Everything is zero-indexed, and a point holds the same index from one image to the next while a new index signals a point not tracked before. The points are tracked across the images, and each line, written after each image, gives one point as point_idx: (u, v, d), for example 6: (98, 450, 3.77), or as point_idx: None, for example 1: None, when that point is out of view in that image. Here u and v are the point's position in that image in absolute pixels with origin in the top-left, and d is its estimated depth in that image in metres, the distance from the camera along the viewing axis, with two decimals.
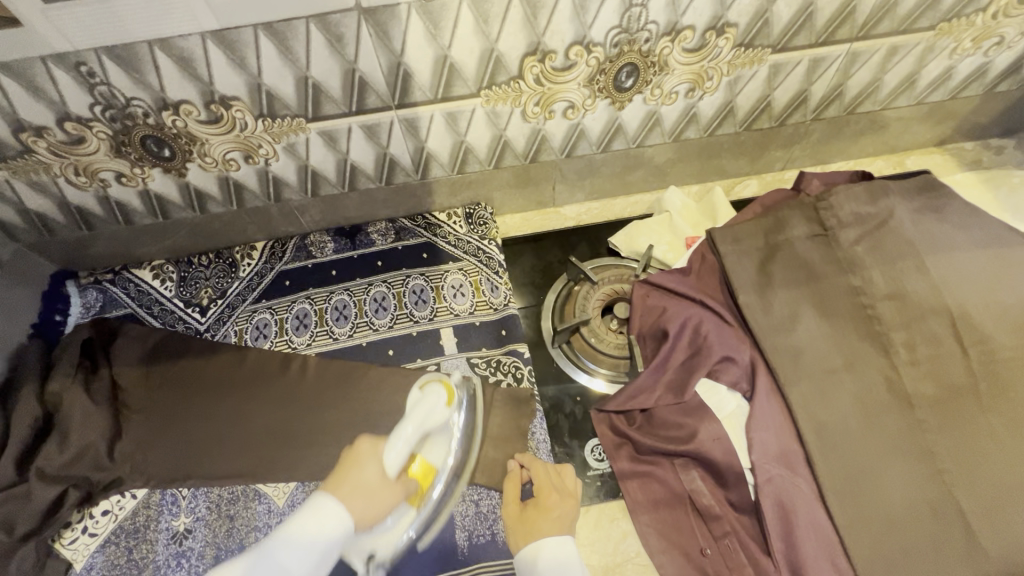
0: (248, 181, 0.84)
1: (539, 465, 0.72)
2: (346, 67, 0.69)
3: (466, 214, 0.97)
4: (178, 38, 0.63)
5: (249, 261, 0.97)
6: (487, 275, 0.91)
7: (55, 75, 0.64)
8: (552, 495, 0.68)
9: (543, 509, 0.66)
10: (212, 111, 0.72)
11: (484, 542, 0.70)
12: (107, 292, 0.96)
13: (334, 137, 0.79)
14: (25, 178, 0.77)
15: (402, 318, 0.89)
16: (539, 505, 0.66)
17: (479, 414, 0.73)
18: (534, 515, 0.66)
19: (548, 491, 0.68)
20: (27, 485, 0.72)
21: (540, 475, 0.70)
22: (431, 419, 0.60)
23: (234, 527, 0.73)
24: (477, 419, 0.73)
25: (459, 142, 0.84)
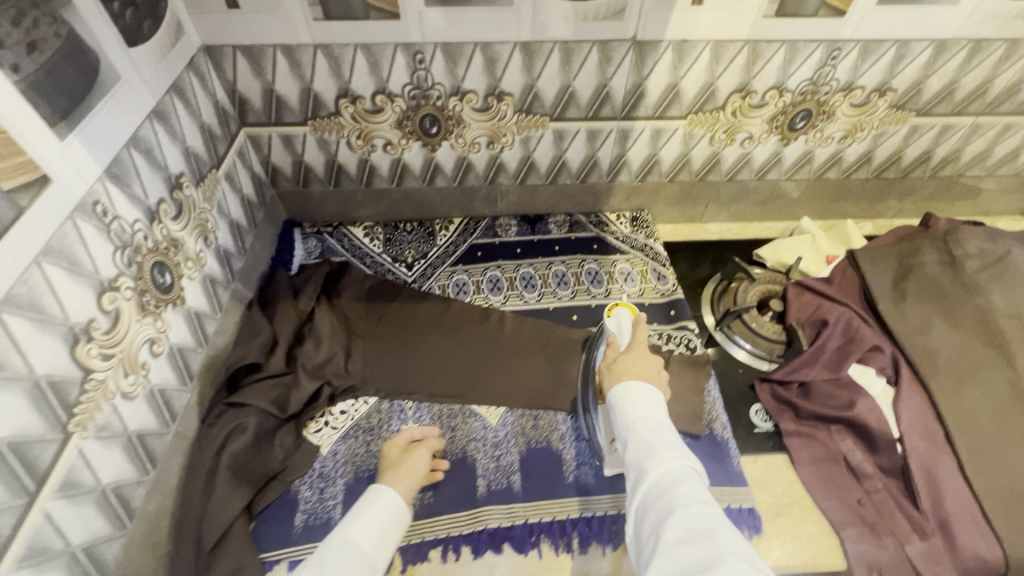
0: (479, 163, 1.04)
1: (642, 343, 0.78)
2: (601, 82, 0.90)
3: (632, 218, 1.16)
4: (497, 43, 0.84)
5: (445, 232, 1.14)
6: (653, 267, 1.08)
7: (396, 57, 0.85)
8: (644, 360, 0.74)
9: (636, 369, 0.73)
10: (487, 101, 0.92)
11: None
12: (325, 241, 1.11)
13: (562, 136, 0.99)
14: (318, 135, 0.96)
15: (582, 292, 1.05)
16: (637, 363, 0.73)
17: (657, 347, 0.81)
18: (630, 370, 0.72)
19: (644, 359, 0.75)
20: (293, 376, 0.86)
21: (637, 346, 0.77)
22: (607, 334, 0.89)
23: (456, 436, 0.86)
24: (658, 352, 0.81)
25: (653, 155, 1.04)
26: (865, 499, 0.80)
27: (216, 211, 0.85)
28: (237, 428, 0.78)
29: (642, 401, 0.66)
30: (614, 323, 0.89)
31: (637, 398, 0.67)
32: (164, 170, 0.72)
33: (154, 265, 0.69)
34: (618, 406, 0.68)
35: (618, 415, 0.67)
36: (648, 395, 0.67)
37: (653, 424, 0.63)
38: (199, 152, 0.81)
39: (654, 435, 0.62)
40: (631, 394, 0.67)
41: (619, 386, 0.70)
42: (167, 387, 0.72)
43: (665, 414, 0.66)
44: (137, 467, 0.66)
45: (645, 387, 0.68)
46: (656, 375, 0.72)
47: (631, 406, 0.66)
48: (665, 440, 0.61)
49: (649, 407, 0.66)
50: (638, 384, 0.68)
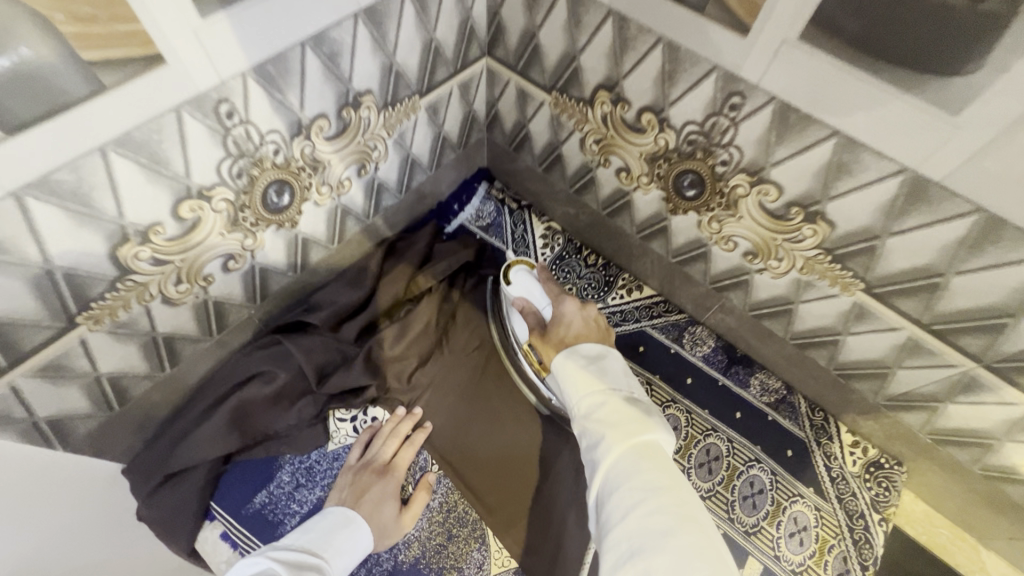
0: (717, 262, 0.70)
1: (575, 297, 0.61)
2: (1004, 306, 0.48)
3: (873, 460, 0.73)
4: (873, 153, 0.47)
5: (624, 295, 0.86)
6: (844, 552, 0.68)
7: (702, 83, 0.54)
8: (585, 323, 0.57)
9: (577, 333, 0.56)
10: (787, 210, 0.57)
11: None
12: (500, 215, 0.91)
13: (863, 317, 0.60)
14: (555, 112, 0.72)
15: (719, 500, 0.71)
16: (570, 329, 0.57)
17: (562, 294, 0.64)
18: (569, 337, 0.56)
19: (584, 322, 0.57)
20: (355, 352, 0.74)
21: (567, 314, 0.59)
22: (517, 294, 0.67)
23: (444, 549, 0.67)
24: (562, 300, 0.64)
25: (989, 433, 0.59)
26: None
27: (392, 140, 0.70)
28: (266, 375, 0.69)
29: (592, 372, 0.49)
30: (518, 288, 0.67)
31: (581, 359, 0.51)
32: (344, 83, 0.56)
33: (272, 182, 0.57)
34: (563, 376, 0.50)
35: (564, 385, 0.50)
36: (593, 360, 0.51)
37: (606, 396, 0.47)
38: (407, 72, 0.63)
39: (621, 431, 0.44)
40: (576, 359, 0.51)
41: (564, 353, 0.52)
42: (228, 301, 0.64)
43: (616, 374, 0.50)
44: (150, 363, 0.61)
45: (588, 348, 0.52)
46: (600, 329, 0.57)
47: (583, 382, 0.49)
48: (632, 440, 0.44)
49: (601, 380, 0.49)
50: (588, 345, 0.53)
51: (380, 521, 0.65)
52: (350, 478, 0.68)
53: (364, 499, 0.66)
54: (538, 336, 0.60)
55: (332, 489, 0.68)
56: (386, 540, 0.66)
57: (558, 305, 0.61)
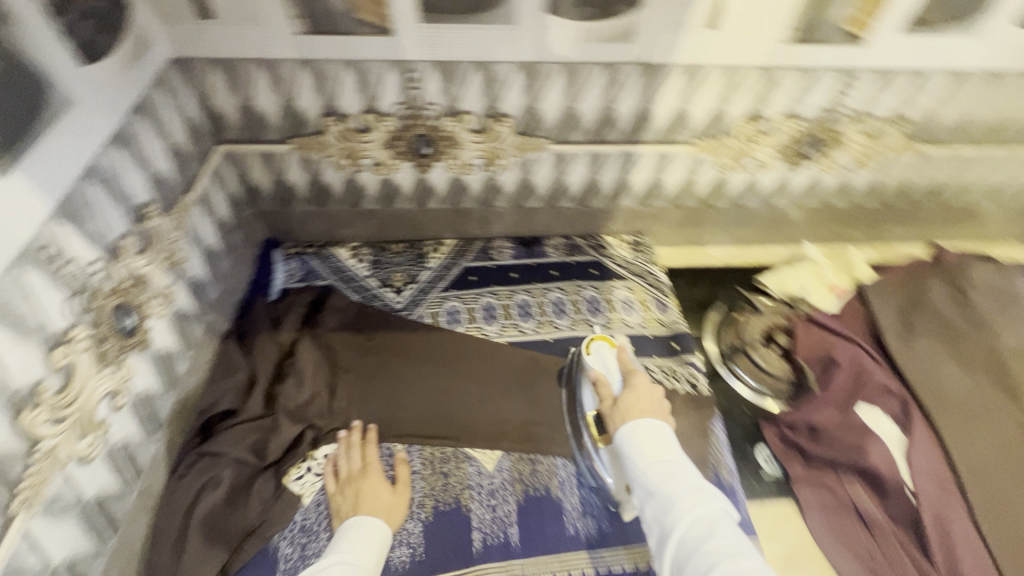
0: (473, 185, 0.98)
1: (638, 373, 0.80)
2: (606, 105, 0.85)
3: (633, 243, 1.11)
4: (497, 63, 0.78)
5: (437, 255, 1.08)
6: (654, 295, 1.04)
7: (387, 75, 0.79)
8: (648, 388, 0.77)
9: (644, 403, 0.74)
10: (484, 123, 0.86)
11: None
12: (308, 263, 1.03)
13: (563, 159, 0.93)
14: (301, 154, 0.89)
15: (580, 321, 1.00)
16: (639, 399, 0.75)
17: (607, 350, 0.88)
18: (636, 410, 0.73)
19: (644, 391, 0.76)
20: (272, 419, 0.80)
21: (634, 384, 0.78)
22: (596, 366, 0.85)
23: (449, 483, 0.80)
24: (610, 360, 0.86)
25: (656, 179, 0.99)
26: (877, 550, 0.77)
27: (187, 239, 0.78)
28: (209, 482, 0.72)
29: (656, 445, 0.67)
30: (596, 360, 0.87)
31: (648, 433, 0.69)
32: (127, 201, 0.65)
33: (114, 309, 0.62)
34: (632, 451, 0.68)
35: (631, 458, 0.67)
36: (658, 441, 0.67)
37: (674, 466, 0.64)
38: (168, 177, 0.73)
39: (675, 479, 0.62)
40: (642, 433, 0.69)
41: (627, 426, 0.70)
42: (130, 442, 0.65)
43: (679, 448, 0.67)
44: (95, 537, 0.60)
45: (651, 424, 0.70)
46: (658, 406, 0.74)
47: (647, 451, 0.66)
48: (687, 475, 0.62)
49: (664, 445, 0.67)
50: (647, 420, 0.70)
51: (385, 505, 0.74)
52: (340, 497, 0.74)
53: (363, 499, 0.73)
54: (603, 391, 0.81)
55: (331, 519, 0.73)
56: (399, 515, 0.74)
57: (630, 377, 0.80)
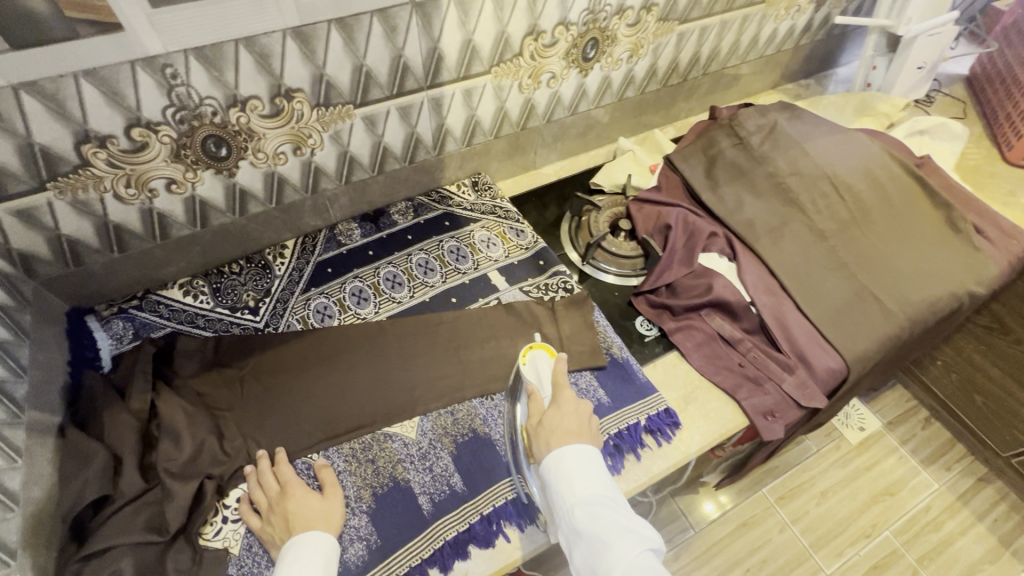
0: (292, 175, 0.92)
1: (566, 390, 0.77)
2: (394, 55, 0.84)
3: (472, 185, 1.14)
4: (263, 35, 0.72)
5: (282, 259, 1.01)
6: (509, 225, 1.08)
7: (138, 78, 0.69)
8: (573, 410, 0.75)
9: (571, 425, 0.73)
10: (275, 104, 0.80)
11: (622, 394, 0.87)
12: (135, 318, 0.90)
13: (374, 121, 0.91)
14: (70, 197, 0.76)
15: (450, 272, 1.02)
16: (565, 420, 0.73)
17: (544, 362, 0.83)
18: (560, 435, 0.72)
19: (572, 413, 0.75)
20: (160, 488, 0.71)
21: (559, 399, 0.76)
22: (533, 376, 0.83)
23: (378, 466, 0.78)
24: (545, 367, 0.83)
25: (471, 116, 1.01)
26: (744, 360, 0.93)
27: None
28: None
29: (580, 480, 0.67)
30: (530, 370, 0.84)
31: (576, 465, 0.69)
32: None
33: None
34: (556, 487, 0.68)
35: (558, 496, 0.67)
36: (579, 468, 0.68)
37: (599, 505, 0.65)
38: None
39: (602, 517, 0.64)
40: (567, 466, 0.69)
41: (550, 457, 0.70)
42: None
43: (602, 476, 0.69)
44: None
45: (579, 449, 0.70)
46: (585, 428, 0.74)
47: (570, 488, 0.67)
48: (612, 518, 0.64)
49: (591, 483, 0.68)
50: (570, 450, 0.70)
51: (319, 512, 0.70)
52: (270, 525, 0.70)
53: (292, 516, 0.69)
54: (533, 406, 0.78)
55: (269, 548, 0.70)
56: (338, 515, 0.72)
57: (556, 391, 0.78)
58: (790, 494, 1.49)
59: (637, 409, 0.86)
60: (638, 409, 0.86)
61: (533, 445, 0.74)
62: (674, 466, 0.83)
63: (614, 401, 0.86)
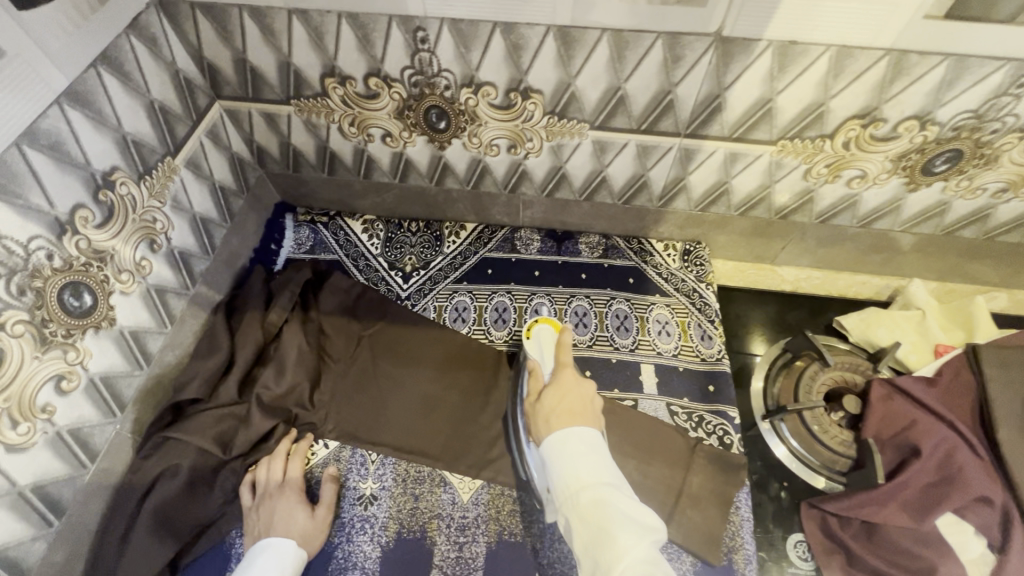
0: (497, 169, 0.83)
1: (568, 368, 0.71)
2: (663, 87, 0.66)
3: (683, 251, 0.93)
4: (525, 25, 0.61)
5: (455, 238, 0.97)
6: (697, 320, 0.87)
7: (391, 33, 0.65)
8: (580, 392, 0.67)
9: (568, 405, 0.65)
10: (508, 98, 0.71)
11: None
12: (318, 233, 0.97)
13: (605, 148, 0.77)
14: (305, 117, 0.79)
15: (602, 340, 0.86)
16: (564, 398, 0.66)
17: (545, 331, 0.80)
18: (560, 414, 0.64)
19: (572, 390, 0.67)
20: (246, 407, 0.75)
21: (560, 379, 0.69)
22: (536, 350, 0.78)
23: (417, 508, 0.72)
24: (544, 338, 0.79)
25: (722, 182, 0.80)
26: None
27: (169, 207, 0.72)
28: (168, 471, 0.69)
29: (584, 464, 0.58)
30: (534, 346, 0.79)
31: (581, 447, 0.60)
32: (83, 168, 0.58)
33: (64, 287, 0.57)
34: (557, 465, 0.59)
35: (559, 476, 0.59)
36: (584, 454, 0.59)
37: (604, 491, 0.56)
38: (144, 139, 0.66)
39: (606, 506, 0.54)
40: (570, 448, 0.60)
41: (552, 438, 0.62)
42: (84, 424, 0.62)
43: (606, 462, 0.59)
44: (32, 523, 0.58)
45: (578, 430, 0.61)
46: (588, 408, 0.65)
47: (573, 472, 0.58)
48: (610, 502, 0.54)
49: (596, 468, 0.58)
50: (573, 432, 0.61)
51: (300, 530, 0.67)
52: (255, 514, 0.69)
53: (275, 522, 0.67)
54: (533, 383, 0.73)
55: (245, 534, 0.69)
56: (318, 541, 0.68)
57: (557, 369, 0.71)
58: None
59: None
60: None
61: (533, 428, 0.67)
62: None
63: None
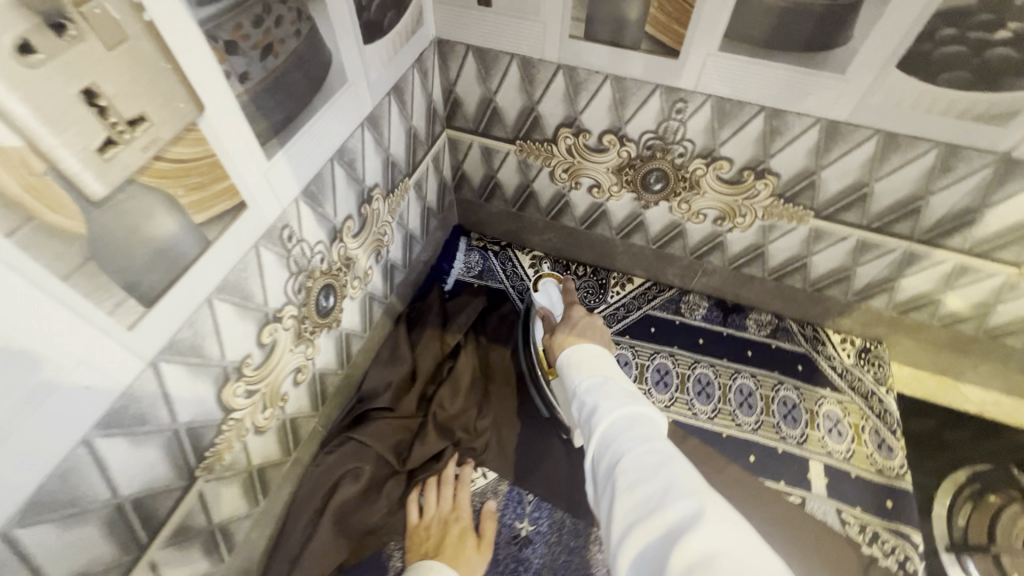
0: (692, 235, 0.84)
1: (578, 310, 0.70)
2: (916, 193, 0.64)
3: (861, 349, 0.89)
4: (793, 115, 0.62)
5: (619, 290, 0.97)
6: (874, 426, 0.82)
7: (650, 100, 0.67)
8: (594, 324, 0.66)
9: (583, 333, 0.64)
10: (740, 175, 0.71)
11: None
12: (488, 260, 0.99)
13: (821, 237, 0.75)
14: (522, 157, 0.82)
15: (768, 426, 0.83)
16: (580, 329, 0.64)
17: (546, 283, 0.87)
18: (579, 334, 0.63)
19: (585, 320, 0.66)
20: (420, 423, 0.78)
21: (575, 317, 0.68)
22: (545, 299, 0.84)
23: (571, 563, 0.70)
24: (546, 291, 0.86)
25: (936, 291, 0.76)
26: None
27: (396, 222, 0.77)
28: (350, 472, 0.71)
29: (601, 362, 0.56)
30: (544, 298, 0.85)
31: (593, 358, 0.57)
32: (360, 182, 0.63)
33: (323, 288, 0.62)
34: (569, 367, 0.58)
35: (573, 371, 0.57)
36: (597, 357, 0.57)
37: (606, 378, 0.53)
38: (398, 159, 0.71)
39: (615, 390, 0.52)
40: (585, 353, 0.58)
41: (569, 348, 0.60)
42: (299, 415, 0.66)
43: (609, 367, 0.56)
44: (249, 501, 0.61)
45: (590, 345, 0.59)
46: (602, 335, 0.64)
47: (587, 365, 0.56)
48: (608, 394, 0.51)
49: (609, 367, 0.56)
50: (589, 345, 0.59)
51: (466, 561, 0.67)
52: (422, 534, 0.69)
53: (445, 547, 0.67)
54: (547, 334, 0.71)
55: (407, 552, 0.69)
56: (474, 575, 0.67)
57: (568, 314, 0.69)
58: None
59: None
60: None
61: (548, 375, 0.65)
62: None
63: None
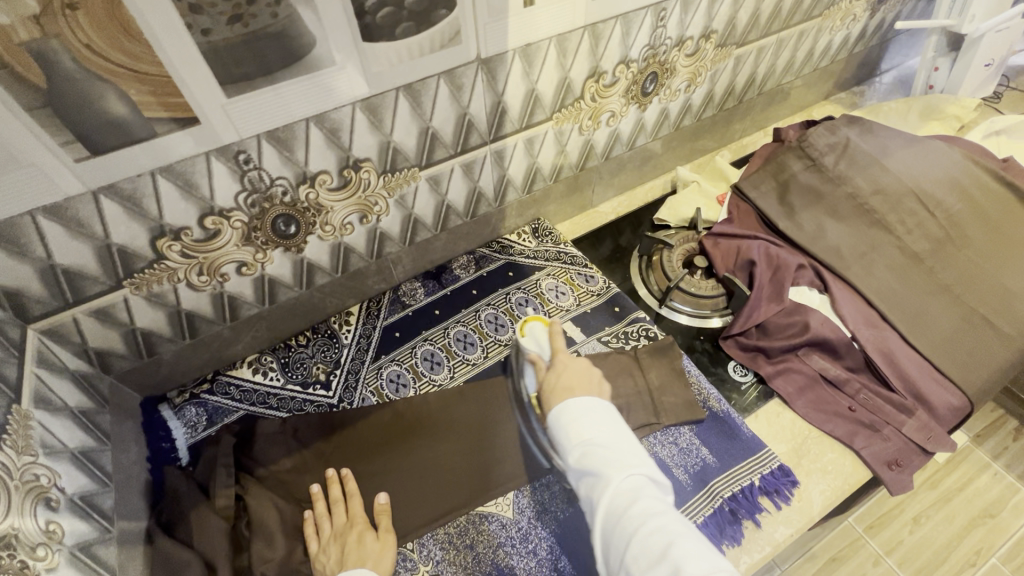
0: (358, 243, 0.89)
1: (563, 353, 0.78)
2: (459, 112, 0.81)
3: (532, 231, 1.11)
4: (333, 110, 0.70)
5: (348, 327, 0.98)
6: (575, 271, 1.04)
7: (213, 168, 0.67)
8: (578, 374, 0.74)
9: (570, 380, 0.73)
10: (344, 176, 0.78)
11: (728, 448, 0.82)
12: (207, 404, 0.87)
13: (439, 179, 0.88)
14: (145, 291, 0.74)
15: (522, 327, 0.96)
16: (566, 380, 0.73)
17: (535, 325, 0.84)
18: (562, 392, 0.72)
19: (570, 369, 0.75)
20: None
21: (559, 364, 0.76)
22: (531, 345, 0.82)
23: (479, 554, 0.72)
24: (534, 329, 0.84)
25: (532, 163, 0.98)
26: (854, 403, 0.86)
27: (43, 457, 0.61)
28: None
29: (581, 425, 0.67)
30: (532, 342, 0.83)
31: (575, 416, 0.68)
32: None
33: None
34: (559, 430, 0.69)
35: (562, 438, 0.68)
36: (581, 413, 0.68)
37: (590, 447, 0.65)
38: None
39: (604, 456, 0.64)
40: (568, 415, 0.68)
41: (555, 411, 0.70)
42: None
43: (614, 421, 0.68)
44: None
45: (574, 407, 0.68)
46: (588, 381, 0.73)
47: (575, 430, 0.67)
48: (621, 452, 0.64)
49: (591, 427, 0.67)
50: (573, 402, 0.69)
51: None
52: None
53: None
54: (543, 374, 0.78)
55: None
56: None
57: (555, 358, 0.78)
58: (880, 523, 1.36)
59: (746, 469, 0.79)
60: (747, 469, 0.79)
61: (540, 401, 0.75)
62: (799, 532, 0.75)
63: (724, 459, 0.80)
